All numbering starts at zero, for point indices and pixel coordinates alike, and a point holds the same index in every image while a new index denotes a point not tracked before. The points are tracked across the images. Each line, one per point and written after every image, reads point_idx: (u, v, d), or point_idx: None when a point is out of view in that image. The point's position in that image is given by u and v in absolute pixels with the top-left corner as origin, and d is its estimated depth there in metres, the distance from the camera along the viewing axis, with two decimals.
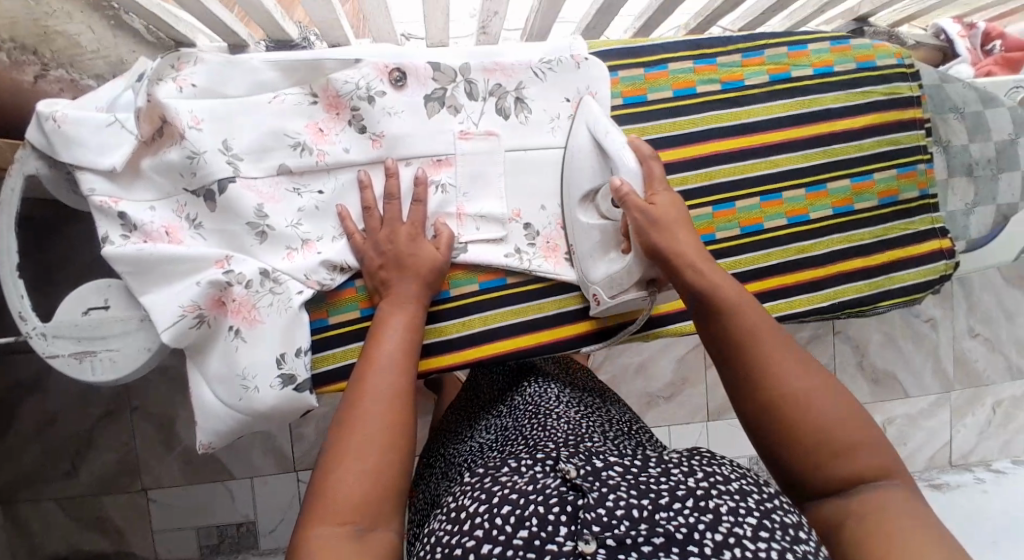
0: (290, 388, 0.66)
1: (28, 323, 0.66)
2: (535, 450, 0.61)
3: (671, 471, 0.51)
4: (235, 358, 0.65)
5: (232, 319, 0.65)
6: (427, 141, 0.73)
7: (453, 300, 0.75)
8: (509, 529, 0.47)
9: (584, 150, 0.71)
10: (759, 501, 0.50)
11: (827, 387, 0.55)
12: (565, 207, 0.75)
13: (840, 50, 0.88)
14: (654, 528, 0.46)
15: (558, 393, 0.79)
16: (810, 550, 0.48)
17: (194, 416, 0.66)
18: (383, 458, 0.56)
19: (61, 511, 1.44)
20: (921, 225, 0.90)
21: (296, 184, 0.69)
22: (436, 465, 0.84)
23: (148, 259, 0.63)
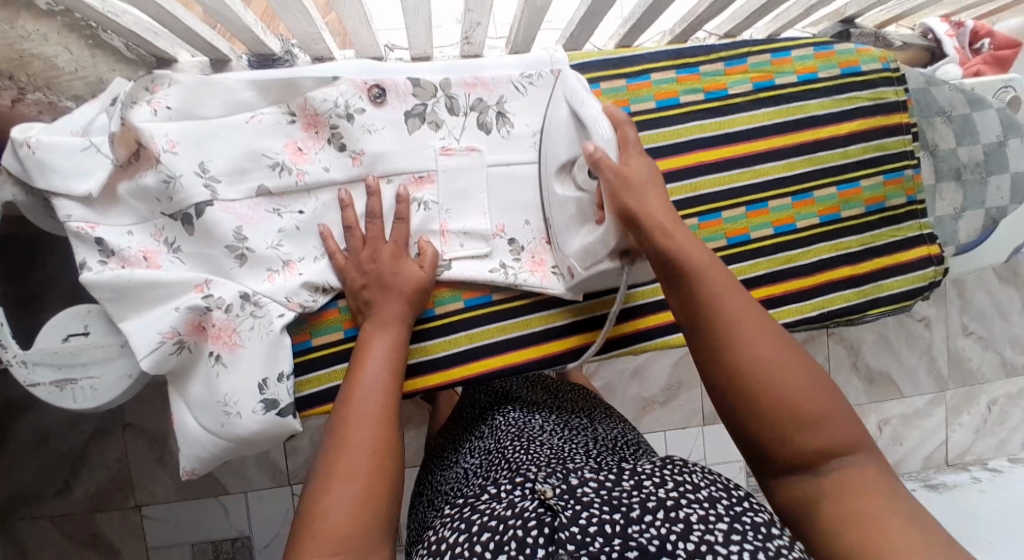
0: (273, 412, 0.65)
1: (8, 350, 0.64)
2: (520, 473, 0.61)
3: (643, 483, 0.51)
4: (216, 384, 0.64)
5: (212, 346, 0.64)
6: (408, 157, 0.72)
7: (439, 319, 0.74)
8: (488, 555, 0.48)
9: (561, 122, 0.69)
10: (729, 506, 0.50)
11: (795, 355, 0.52)
12: (545, 183, 0.73)
13: (823, 56, 0.87)
14: (627, 542, 0.47)
15: (543, 422, 0.77)
16: (784, 546, 0.48)
17: (176, 442, 0.66)
18: (369, 481, 0.55)
19: (54, 530, 1.43)
20: (910, 232, 0.89)
21: (276, 205, 0.69)
22: (425, 491, 0.83)
23: (127, 285, 0.62)
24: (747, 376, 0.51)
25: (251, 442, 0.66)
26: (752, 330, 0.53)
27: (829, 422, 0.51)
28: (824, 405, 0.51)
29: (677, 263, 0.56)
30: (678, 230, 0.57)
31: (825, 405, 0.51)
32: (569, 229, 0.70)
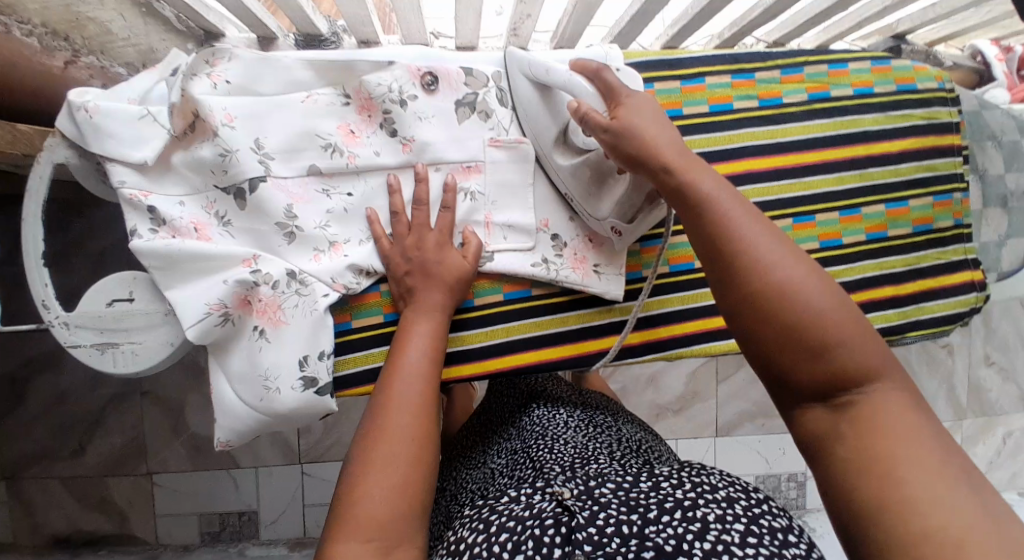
0: (312, 390, 0.65)
1: (51, 311, 0.65)
2: (542, 475, 0.60)
3: (660, 484, 0.51)
4: (258, 358, 0.64)
5: (259, 321, 0.64)
6: (460, 146, 0.71)
7: (478, 309, 0.74)
8: (507, 556, 0.47)
9: (531, 100, 0.70)
10: (747, 507, 0.50)
11: (809, 275, 0.51)
12: (543, 161, 0.73)
13: (880, 71, 0.86)
14: (644, 542, 0.47)
15: (568, 418, 0.77)
16: (800, 553, 0.48)
17: (213, 413, 0.66)
18: (405, 465, 0.55)
19: (65, 491, 1.44)
20: (954, 256, 0.89)
21: (326, 185, 0.68)
22: (447, 486, 0.82)
23: (176, 256, 0.62)
24: (764, 303, 0.50)
25: (288, 418, 0.66)
26: (764, 254, 0.51)
27: (848, 342, 0.49)
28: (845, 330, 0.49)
29: (688, 191, 0.55)
30: (684, 159, 0.56)
31: (845, 327, 0.49)
32: (585, 199, 0.71)
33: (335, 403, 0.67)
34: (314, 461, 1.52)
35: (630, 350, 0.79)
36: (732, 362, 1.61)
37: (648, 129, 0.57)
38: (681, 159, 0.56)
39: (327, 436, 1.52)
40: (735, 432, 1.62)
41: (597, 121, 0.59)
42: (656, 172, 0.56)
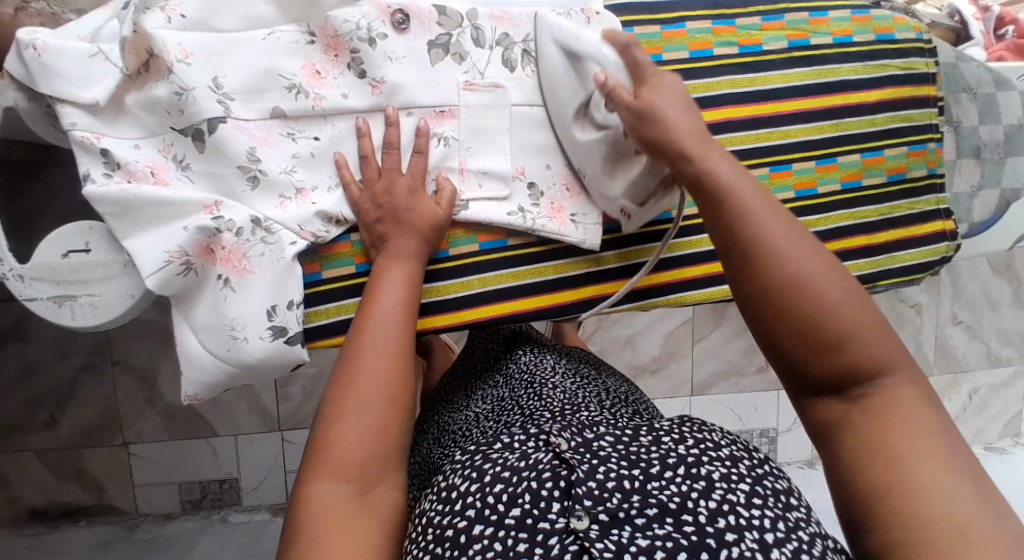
0: (282, 340, 0.64)
1: (5, 263, 0.63)
2: (531, 422, 0.60)
3: (661, 439, 0.52)
4: (224, 308, 0.63)
5: (224, 270, 0.62)
6: (431, 88, 0.69)
7: (453, 260, 0.73)
8: (502, 508, 0.47)
9: (558, 69, 0.69)
10: (750, 467, 0.52)
11: (835, 276, 0.51)
12: (561, 132, 0.73)
13: (860, 20, 0.85)
14: (648, 498, 0.47)
15: (555, 364, 0.77)
16: (801, 517, 0.49)
17: (179, 366, 0.65)
18: (377, 415, 0.54)
19: (39, 463, 1.42)
20: (926, 206, 0.89)
21: (290, 129, 0.66)
22: (429, 431, 0.82)
23: (132, 201, 0.61)
24: (782, 292, 0.50)
25: (257, 370, 0.65)
26: (783, 243, 0.52)
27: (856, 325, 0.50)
28: (853, 316, 0.50)
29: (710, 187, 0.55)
30: (703, 151, 0.57)
31: (853, 312, 0.50)
32: (597, 171, 0.71)
33: (306, 354, 0.66)
34: (293, 428, 1.52)
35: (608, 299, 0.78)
36: (708, 323, 1.63)
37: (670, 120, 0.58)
38: (700, 149, 0.57)
39: (306, 402, 1.51)
40: (711, 392, 1.65)
41: (623, 97, 0.60)
42: (677, 163, 0.58)
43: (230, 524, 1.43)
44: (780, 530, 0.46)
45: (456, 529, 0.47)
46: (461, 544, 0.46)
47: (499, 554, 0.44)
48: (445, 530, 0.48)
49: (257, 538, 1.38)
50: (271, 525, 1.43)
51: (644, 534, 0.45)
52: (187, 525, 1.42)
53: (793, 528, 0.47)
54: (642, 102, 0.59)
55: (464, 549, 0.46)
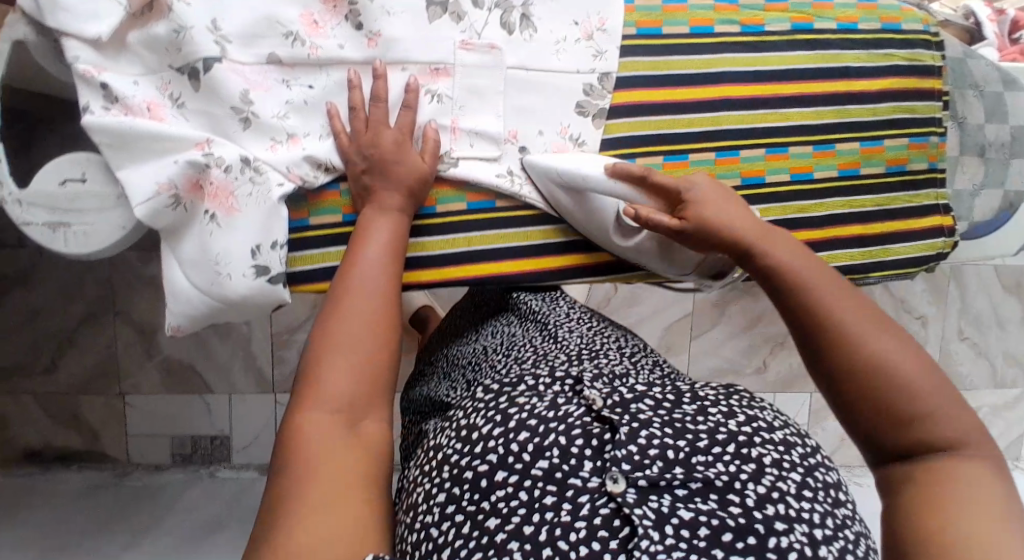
0: (265, 280, 0.65)
1: (5, 187, 0.64)
2: (547, 364, 0.61)
3: (708, 411, 0.52)
4: (208, 244, 0.64)
5: (212, 207, 0.64)
6: (426, 45, 0.70)
7: (440, 217, 0.73)
8: (527, 458, 0.48)
9: (568, 205, 0.72)
10: (803, 456, 0.52)
11: (910, 355, 0.54)
12: (598, 240, 0.76)
13: (867, 8, 0.84)
14: (691, 473, 0.47)
15: (571, 309, 0.80)
16: (848, 514, 0.50)
17: (165, 299, 0.66)
18: (364, 359, 0.55)
19: (38, 406, 1.46)
20: (925, 200, 0.88)
21: (285, 76, 0.67)
22: (439, 365, 0.85)
23: (127, 133, 0.62)
24: (845, 376, 0.55)
25: (240, 307, 0.67)
26: (845, 325, 0.56)
27: (924, 397, 0.53)
28: (918, 386, 0.53)
29: (784, 275, 0.61)
30: (769, 243, 0.63)
31: (922, 385, 0.53)
32: (659, 263, 0.77)
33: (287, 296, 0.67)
34: (287, 391, 1.53)
35: (591, 268, 0.79)
36: (707, 319, 1.62)
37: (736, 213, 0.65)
38: (760, 238, 0.63)
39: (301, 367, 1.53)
40: None
41: (664, 221, 0.65)
42: (745, 255, 0.64)
43: (218, 479, 1.46)
44: (829, 527, 0.46)
45: (477, 472, 0.49)
46: (482, 488, 0.48)
47: (525, 504, 0.46)
48: (465, 472, 0.50)
49: (241, 495, 1.41)
50: (256, 485, 1.45)
51: (687, 506, 0.45)
52: (176, 477, 1.45)
53: (840, 525, 0.47)
54: (693, 215, 0.64)
55: (487, 494, 0.48)
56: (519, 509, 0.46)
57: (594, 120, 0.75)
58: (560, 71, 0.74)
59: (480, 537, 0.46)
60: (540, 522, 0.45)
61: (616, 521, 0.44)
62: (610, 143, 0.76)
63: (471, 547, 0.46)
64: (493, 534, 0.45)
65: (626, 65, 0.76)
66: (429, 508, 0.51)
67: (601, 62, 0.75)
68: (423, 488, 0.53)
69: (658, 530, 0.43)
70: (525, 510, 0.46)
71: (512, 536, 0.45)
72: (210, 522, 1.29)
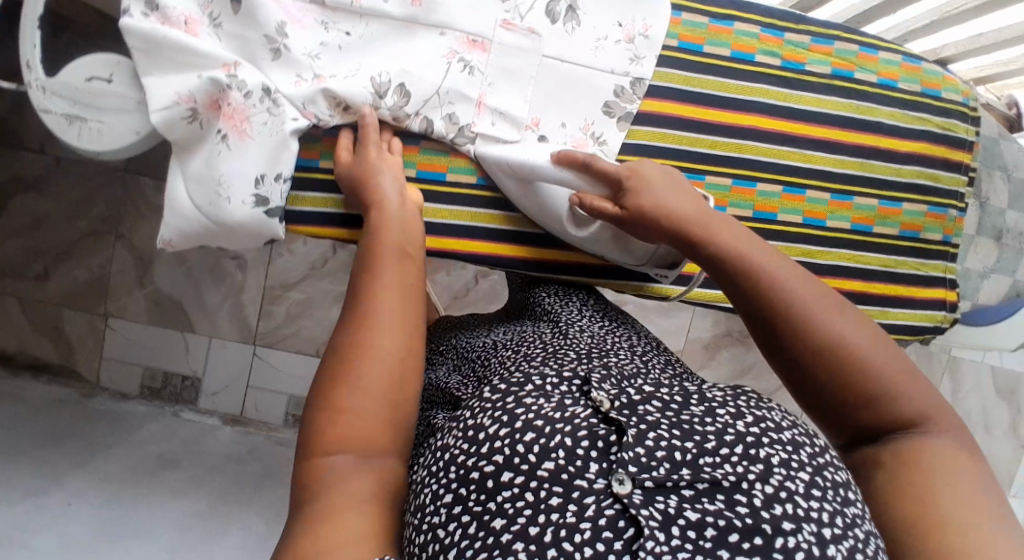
0: (262, 211, 0.67)
1: (32, 72, 0.64)
2: (556, 363, 0.58)
3: (716, 412, 0.50)
4: (216, 163, 0.64)
5: (224, 126, 0.64)
6: (470, 16, 0.70)
7: (448, 185, 0.75)
8: (533, 459, 0.45)
9: (520, 191, 0.73)
10: (811, 455, 0.48)
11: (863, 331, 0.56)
12: (559, 233, 0.76)
13: (910, 69, 0.85)
14: (698, 473, 0.45)
15: (582, 306, 0.73)
16: (858, 513, 0.46)
17: (162, 212, 0.66)
18: (384, 383, 0.52)
19: (21, 310, 1.47)
20: (933, 271, 0.88)
21: (325, 18, 0.68)
22: (447, 356, 0.81)
23: (160, 42, 0.63)
24: (812, 368, 0.56)
25: (236, 231, 0.67)
26: (808, 324, 0.56)
27: (886, 370, 0.55)
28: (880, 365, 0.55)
29: (734, 268, 0.59)
30: (710, 229, 0.62)
31: (883, 364, 0.55)
32: (617, 253, 0.76)
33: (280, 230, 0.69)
34: (267, 346, 1.53)
35: (583, 268, 0.80)
36: (696, 361, 1.59)
37: (675, 197, 0.64)
38: (703, 226, 0.62)
39: (286, 325, 1.53)
40: None
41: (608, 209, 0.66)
42: (691, 246, 0.62)
43: (180, 419, 1.44)
44: (838, 526, 0.44)
45: (482, 473, 0.46)
46: (488, 489, 0.45)
47: (530, 504, 0.44)
48: (471, 472, 0.46)
49: (200, 438, 1.39)
50: (218, 432, 1.44)
51: (694, 506, 0.43)
52: (140, 408, 1.44)
53: (850, 524, 0.45)
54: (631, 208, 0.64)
55: (492, 495, 0.45)
56: (524, 510, 0.43)
57: (619, 123, 0.75)
58: (595, 68, 0.74)
59: (485, 537, 0.43)
60: (545, 523, 0.43)
61: (621, 522, 0.42)
62: (631, 147, 0.75)
63: (475, 548, 0.43)
64: (498, 535, 0.43)
65: (660, 75, 0.76)
66: (434, 508, 0.47)
67: (637, 66, 0.74)
68: (429, 488, 0.48)
69: (664, 532, 0.41)
70: (530, 511, 0.43)
71: (517, 537, 0.42)
72: (162, 457, 1.27)
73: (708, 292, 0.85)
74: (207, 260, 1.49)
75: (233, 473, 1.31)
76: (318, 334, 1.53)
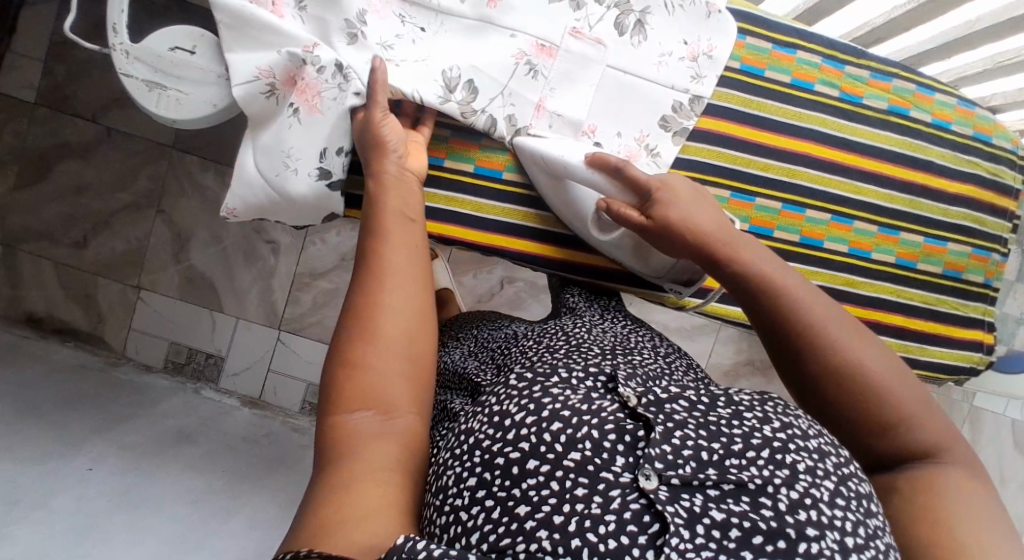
0: (322, 184, 0.70)
1: (117, 37, 0.67)
2: (579, 355, 0.60)
3: (744, 416, 0.52)
4: (284, 135, 0.67)
5: (297, 101, 0.67)
6: (542, 22, 0.72)
7: (502, 183, 0.78)
8: (560, 448, 0.48)
9: (551, 186, 0.74)
10: (837, 465, 0.50)
11: (881, 356, 0.57)
12: (582, 231, 0.76)
13: (963, 112, 0.86)
14: (725, 474, 0.48)
15: (603, 304, 0.76)
16: (880, 525, 0.49)
17: (231, 182, 0.70)
18: (403, 351, 0.56)
19: (55, 274, 1.49)
20: (972, 312, 0.88)
21: (403, 12, 0.71)
22: (467, 342, 0.85)
23: (247, 19, 0.65)
24: (829, 391, 0.57)
25: (293, 202, 0.71)
26: (829, 347, 0.57)
27: (903, 396, 0.56)
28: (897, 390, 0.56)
29: (760, 287, 0.61)
30: (738, 248, 0.63)
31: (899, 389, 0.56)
32: (635, 263, 0.77)
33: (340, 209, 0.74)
34: (292, 332, 1.54)
35: (609, 274, 0.81)
36: None
37: (705, 211, 0.65)
38: (732, 243, 0.63)
39: (313, 313, 1.54)
40: None
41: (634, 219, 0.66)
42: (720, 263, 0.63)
43: (200, 396, 1.46)
44: (861, 536, 0.47)
45: (507, 459, 0.48)
46: (513, 474, 0.47)
47: (555, 493, 0.46)
48: (496, 457, 0.49)
49: (218, 417, 1.40)
50: (236, 413, 1.45)
51: (720, 507, 0.46)
52: (162, 382, 1.45)
53: (872, 536, 0.47)
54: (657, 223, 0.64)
55: (517, 481, 0.47)
56: (550, 497, 0.46)
57: (674, 137, 0.76)
58: (656, 83, 0.75)
59: (510, 522, 0.45)
60: (569, 512, 0.45)
61: (647, 517, 0.45)
62: (683, 162, 0.77)
63: (499, 533, 0.45)
64: (522, 521, 0.45)
65: (720, 94, 0.77)
66: (456, 491, 0.49)
67: (697, 85, 0.76)
68: (452, 470, 0.50)
69: (689, 529, 0.44)
70: (555, 500, 0.45)
71: (541, 524, 0.45)
72: (180, 432, 1.28)
73: (733, 310, 0.88)
74: (243, 242, 1.51)
75: (247, 454, 1.31)
76: None
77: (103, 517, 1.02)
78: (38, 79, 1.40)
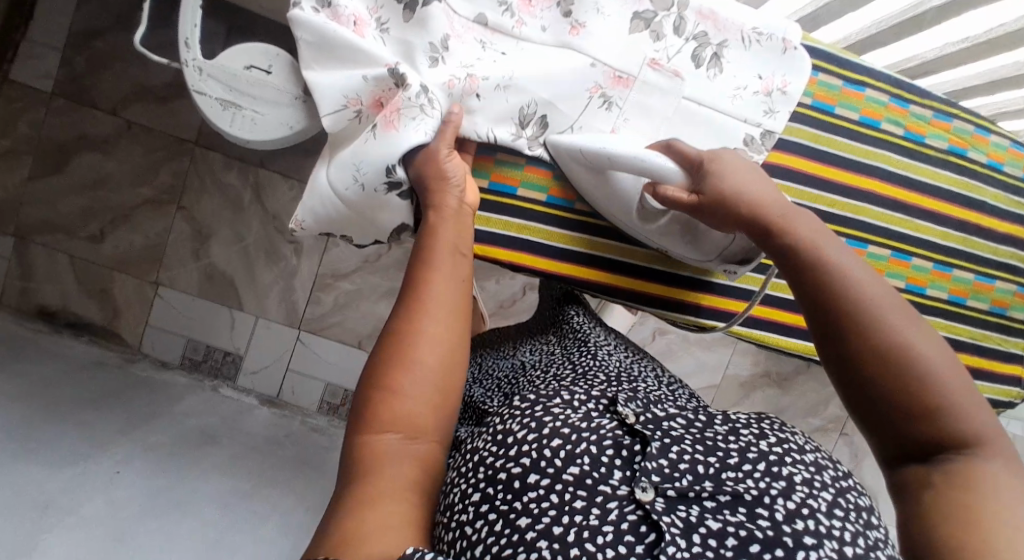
0: (394, 194, 0.69)
1: (190, 52, 0.66)
2: (586, 381, 0.62)
3: (740, 431, 0.56)
4: (359, 150, 0.66)
5: (379, 119, 0.66)
6: (622, 53, 0.72)
7: (576, 213, 0.79)
8: (558, 463, 0.51)
9: (595, 178, 0.73)
10: (835, 478, 0.54)
11: (929, 338, 0.50)
12: (628, 225, 0.76)
13: (1015, 153, 0.87)
14: (722, 486, 0.50)
15: (610, 336, 0.80)
16: (880, 537, 0.51)
17: (303, 193, 0.72)
18: (443, 375, 0.56)
19: (71, 269, 1.45)
20: (1015, 347, 0.91)
21: (484, 38, 0.71)
22: (471, 367, 0.84)
23: (329, 37, 0.66)
24: (860, 370, 0.50)
25: (363, 209, 0.71)
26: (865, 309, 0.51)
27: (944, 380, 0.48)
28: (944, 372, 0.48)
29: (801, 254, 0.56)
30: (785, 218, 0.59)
31: (947, 374, 0.48)
32: (682, 247, 0.76)
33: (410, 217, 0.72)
34: (312, 332, 1.53)
35: (671, 304, 0.83)
36: (730, 399, 1.61)
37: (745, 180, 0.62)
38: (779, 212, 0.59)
39: (334, 313, 1.53)
40: None
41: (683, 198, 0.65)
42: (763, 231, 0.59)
43: (220, 394, 1.44)
44: (859, 546, 0.48)
45: (510, 473, 0.51)
46: (514, 488, 0.50)
47: (555, 506, 0.48)
48: (499, 472, 0.52)
49: (239, 416, 1.38)
50: (255, 412, 1.43)
51: (715, 517, 0.48)
52: (181, 380, 1.42)
53: (872, 546, 0.49)
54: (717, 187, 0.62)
55: (519, 495, 0.50)
56: (549, 510, 0.48)
57: None
58: (729, 115, 0.75)
59: (511, 534, 0.48)
60: (569, 523, 0.47)
61: (643, 527, 0.47)
62: None
63: (502, 543, 0.48)
64: (524, 532, 0.48)
65: (792, 130, 0.78)
66: (462, 507, 0.52)
67: (770, 120, 0.76)
68: (458, 488, 0.53)
69: (685, 539, 0.46)
70: (555, 511, 0.48)
71: (541, 535, 0.47)
72: (204, 432, 1.24)
73: (782, 340, 0.90)
74: (264, 241, 1.48)
75: (274, 454, 1.29)
76: (363, 327, 1.54)
77: (138, 518, 1.00)
78: (56, 69, 1.35)
